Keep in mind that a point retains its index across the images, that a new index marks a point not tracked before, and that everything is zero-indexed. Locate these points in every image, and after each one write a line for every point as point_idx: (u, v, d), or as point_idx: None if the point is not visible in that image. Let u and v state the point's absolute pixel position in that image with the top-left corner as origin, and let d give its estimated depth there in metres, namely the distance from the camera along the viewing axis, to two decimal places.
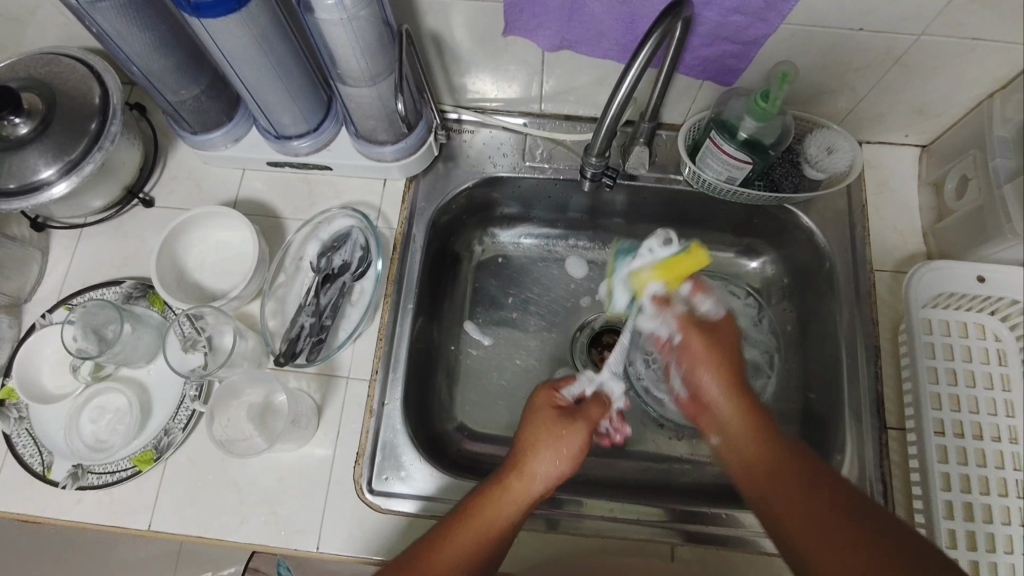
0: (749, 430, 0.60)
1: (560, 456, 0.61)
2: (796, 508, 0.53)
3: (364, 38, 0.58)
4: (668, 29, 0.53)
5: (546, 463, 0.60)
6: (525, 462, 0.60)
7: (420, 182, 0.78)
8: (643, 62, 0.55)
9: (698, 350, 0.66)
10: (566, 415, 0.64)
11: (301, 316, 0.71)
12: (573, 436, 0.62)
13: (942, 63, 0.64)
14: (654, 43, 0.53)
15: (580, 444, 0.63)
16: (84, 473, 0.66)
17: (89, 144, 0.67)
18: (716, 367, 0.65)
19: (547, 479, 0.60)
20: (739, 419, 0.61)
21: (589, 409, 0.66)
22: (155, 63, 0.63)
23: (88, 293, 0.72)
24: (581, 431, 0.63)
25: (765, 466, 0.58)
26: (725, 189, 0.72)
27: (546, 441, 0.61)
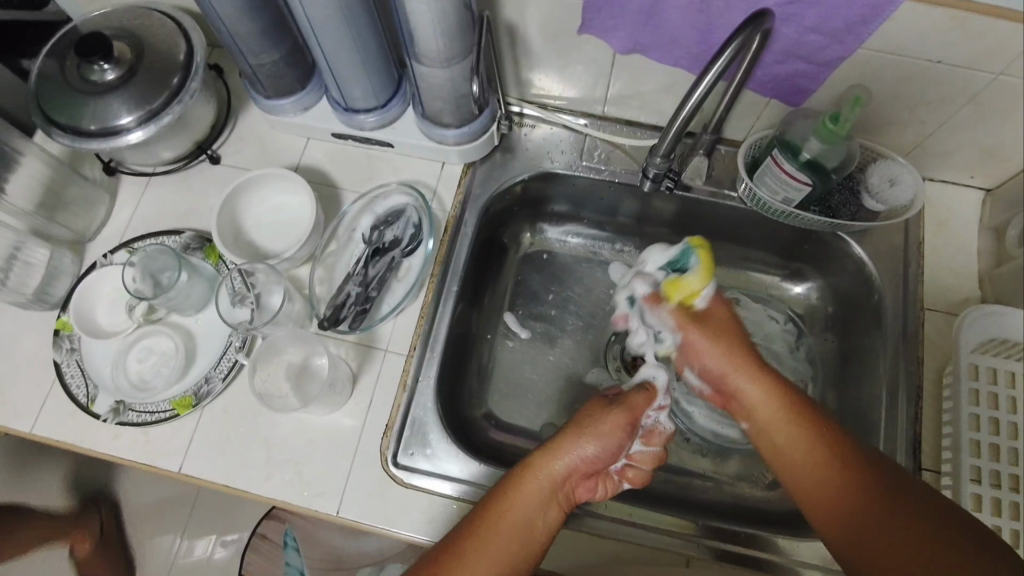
0: (791, 430, 0.59)
1: (590, 434, 0.60)
2: (857, 516, 0.52)
3: (446, 21, 0.59)
4: (748, 38, 0.53)
5: (577, 445, 0.59)
6: (545, 452, 0.59)
7: (477, 168, 0.79)
8: (716, 74, 0.55)
9: (703, 347, 0.66)
10: (608, 398, 0.64)
11: (348, 284, 0.72)
12: (608, 412, 0.62)
13: (1017, 106, 0.63)
14: (730, 53, 0.53)
15: (613, 420, 0.61)
16: (125, 409, 0.68)
17: (169, 97, 0.70)
18: (724, 351, 0.65)
19: (569, 460, 0.58)
20: (777, 415, 0.60)
21: (634, 395, 0.65)
22: (242, 26, 0.66)
23: (149, 240, 0.74)
24: (613, 416, 0.61)
25: (836, 490, 0.54)
26: (780, 211, 0.72)
27: (578, 425, 0.60)
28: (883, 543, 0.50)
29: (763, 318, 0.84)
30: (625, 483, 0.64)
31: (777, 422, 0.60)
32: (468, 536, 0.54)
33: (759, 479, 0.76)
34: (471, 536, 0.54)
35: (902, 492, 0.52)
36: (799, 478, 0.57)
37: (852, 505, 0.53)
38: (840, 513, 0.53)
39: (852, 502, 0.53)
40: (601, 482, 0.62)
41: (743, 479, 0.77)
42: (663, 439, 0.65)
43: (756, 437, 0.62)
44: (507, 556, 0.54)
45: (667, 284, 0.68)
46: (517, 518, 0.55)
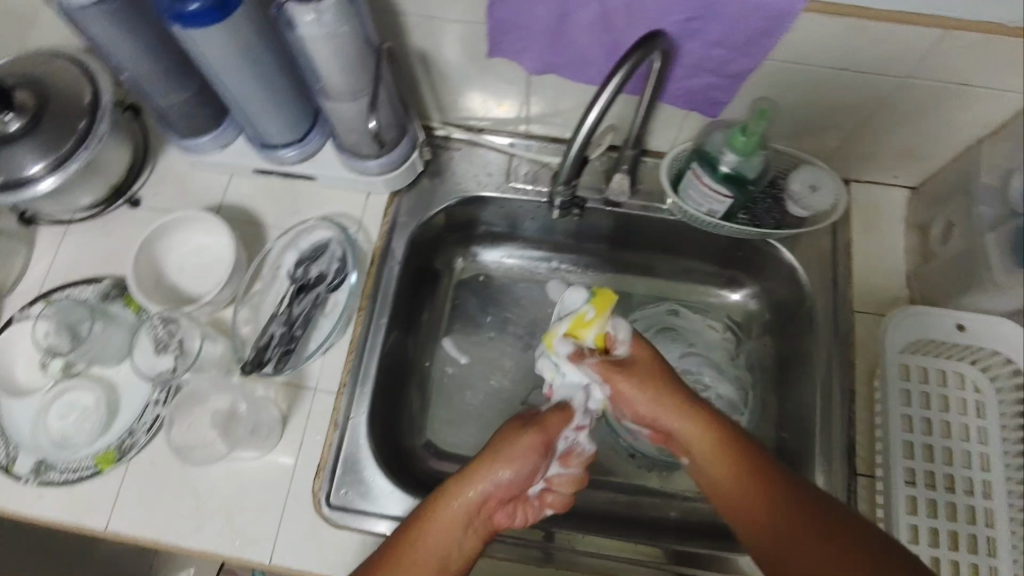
0: (730, 468, 0.55)
1: (503, 458, 0.58)
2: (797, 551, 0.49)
3: (346, 56, 0.58)
4: (644, 56, 0.52)
5: (491, 469, 0.57)
6: (459, 478, 0.57)
7: (403, 197, 0.78)
8: (615, 90, 0.53)
9: (630, 391, 0.62)
10: (524, 421, 0.63)
11: (272, 325, 0.70)
12: (525, 437, 0.60)
13: (928, 107, 0.63)
14: (627, 70, 0.52)
15: (528, 440, 0.60)
16: (47, 468, 0.66)
17: (77, 143, 0.68)
18: (651, 392, 0.61)
19: (485, 486, 0.57)
20: (712, 448, 0.57)
21: (549, 417, 0.64)
22: (145, 68, 0.64)
23: (66, 290, 0.72)
24: (526, 436, 0.60)
25: (772, 520, 0.51)
26: (706, 223, 0.72)
27: (492, 448, 0.59)
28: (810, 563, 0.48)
29: (702, 327, 0.84)
30: (545, 508, 0.63)
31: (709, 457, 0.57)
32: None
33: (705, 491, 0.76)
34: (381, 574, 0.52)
35: (811, 505, 0.51)
36: (740, 518, 0.54)
37: (774, 519, 0.51)
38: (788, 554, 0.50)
39: (794, 538, 0.50)
40: (519, 507, 0.61)
41: (691, 493, 0.76)
42: (582, 461, 0.65)
43: (699, 475, 0.59)
44: None
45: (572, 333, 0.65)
46: (432, 553, 0.54)
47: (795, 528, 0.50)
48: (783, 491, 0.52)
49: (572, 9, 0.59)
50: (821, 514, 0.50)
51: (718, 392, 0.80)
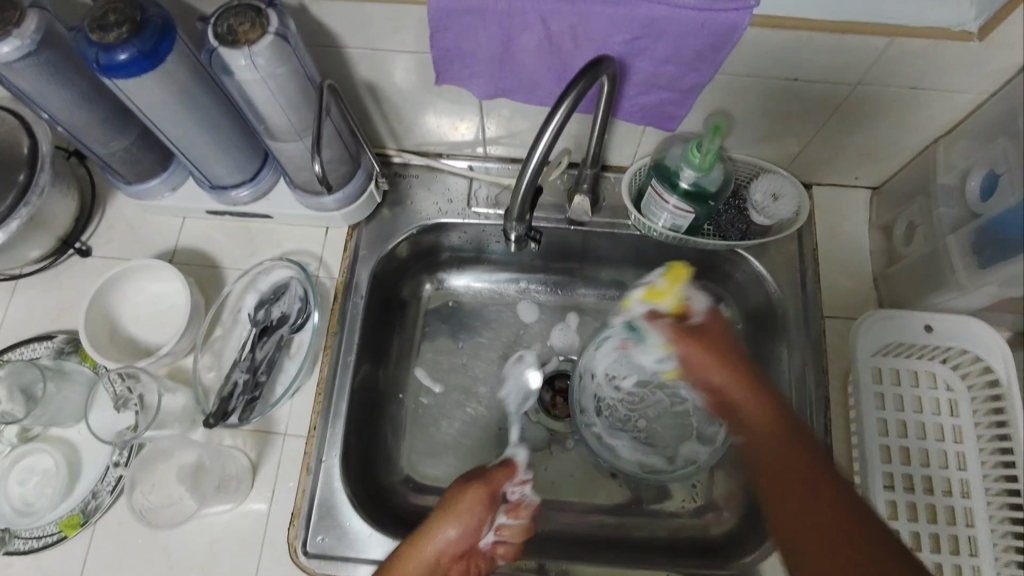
0: (770, 433, 0.60)
1: (452, 514, 0.61)
2: (807, 518, 0.54)
3: (286, 95, 0.56)
4: (593, 79, 0.50)
5: (443, 525, 0.60)
6: (416, 537, 0.59)
7: (364, 229, 0.76)
8: (565, 115, 0.50)
9: (697, 359, 0.67)
10: (471, 477, 0.66)
11: (234, 371, 0.68)
12: (471, 490, 0.63)
13: (882, 110, 0.63)
14: (577, 94, 0.49)
15: (475, 491, 0.63)
16: (10, 537, 0.64)
17: (17, 198, 0.66)
18: (723, 369, 0.66)
19: (439, 542, 0.59)
20: (767, 418, 0.61)
21: (495, 472, 0.68)
22: (79, 118, 0.62)
23: (18, 350, 0.70)
24: (474, 488, 0.63)
25: (797, 494, 0.55)
26: (671, 236, 0.71)
27: (443, 506, 0.62)
28: (834, 540, 0.51)
29: None
30: (498, 560, 0.64)
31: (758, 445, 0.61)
32: None
33: (689, 505, 0.75)
34: None
35: (829, 481, 0.55)
36: (769, 486, 0.58)
37: (804, 493, 0.55)
38: (798, 527, 0.54)
39: (817, 516, 0.53)
40: (476, 562, 0.62)
41: (675, 509, 0.75)
42: (528, 511, 0.69)
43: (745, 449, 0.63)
44: None
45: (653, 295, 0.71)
46: None
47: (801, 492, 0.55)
48: (795, 463, 0.57)
49: (516, 35, 0.57)
50: (822, 477, 0.55)
51: (696, 404, 0.79)
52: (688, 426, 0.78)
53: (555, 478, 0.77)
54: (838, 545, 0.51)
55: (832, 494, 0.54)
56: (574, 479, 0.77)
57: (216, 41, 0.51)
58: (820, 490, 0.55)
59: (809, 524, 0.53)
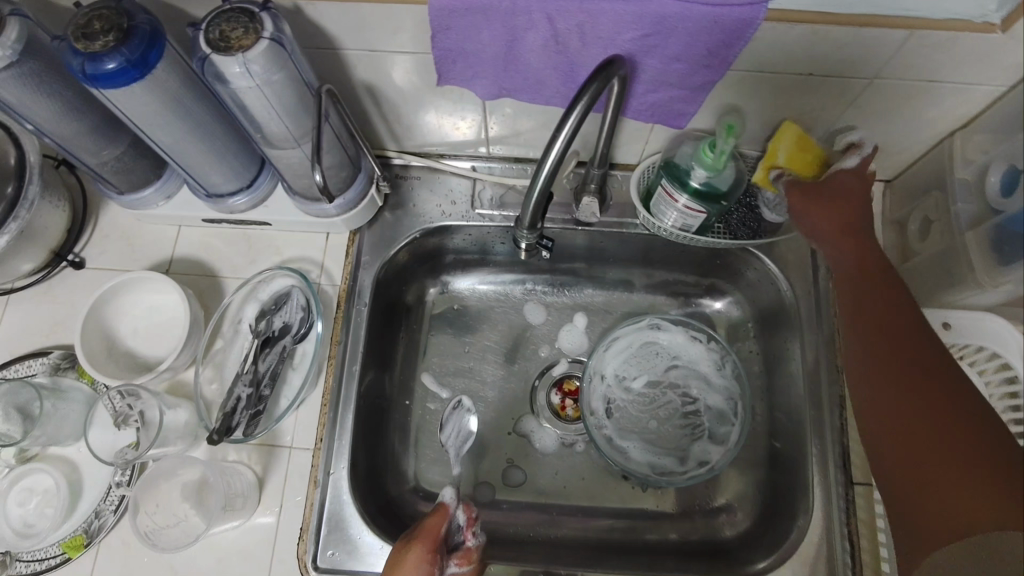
0: (866, 290, 0.57)
1: None
2: (908, 413, 0.48)
3: (283, 102, 0.54)
4: (603, 85, 0.48)
5: None
6: None
7: (366, 234, 0.75)
8: (576, 123, 0.49)
9: (812, 204, 0.61)
10: (406, 538, 0.60)
11: (236, 386, 0.66)
12: (408, 555, 0.57)
13: (897, 104, 0.61)
14: (588, 101, 0.48)
15: (414, 561, 0.57)
16: (12, 561, 0.62)
17: (5, 212, 0.63)
18: (835, 210, 0.61)
19: None
20: (879, 287, 0.56)
21: (429, 521, 0.62)
22: (67, 129, 0.59)
23: (12, 367, 0.68)
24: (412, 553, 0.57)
25: (893, 365, 0.51)
26: (681, 236, 0.70)
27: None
28: (903, 420, 0.49)
29: (684, 340, 0.80)
30: None
31: (848, 281, 0.59)
32: None
33: (703, 508, 0.74)
34: None
35: (942, 367, 0.49)
36: (867, 342, 0.54)
37: (900, 363, 0.51)
38: (886, 409, 0.50)
39: (885, 383, 0.51)
40: None
41: (688, 512, 0.74)
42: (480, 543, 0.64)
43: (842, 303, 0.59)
44: None
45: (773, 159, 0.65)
46: None
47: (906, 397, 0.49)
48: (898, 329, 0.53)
49: (520, 34, 0.55)
50: (938, 377, 0.49)
51: (708, 403, 0.78)
52: (700, 427, 0.77)
53: (566, 483, 0.76)
54: (932, 432, 0.47)
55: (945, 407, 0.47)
56: (585, 483, 0.76)
57: (208, 48, 0.49)
58: (937, 403, 0.48)
59: (887, 399, 0.50)
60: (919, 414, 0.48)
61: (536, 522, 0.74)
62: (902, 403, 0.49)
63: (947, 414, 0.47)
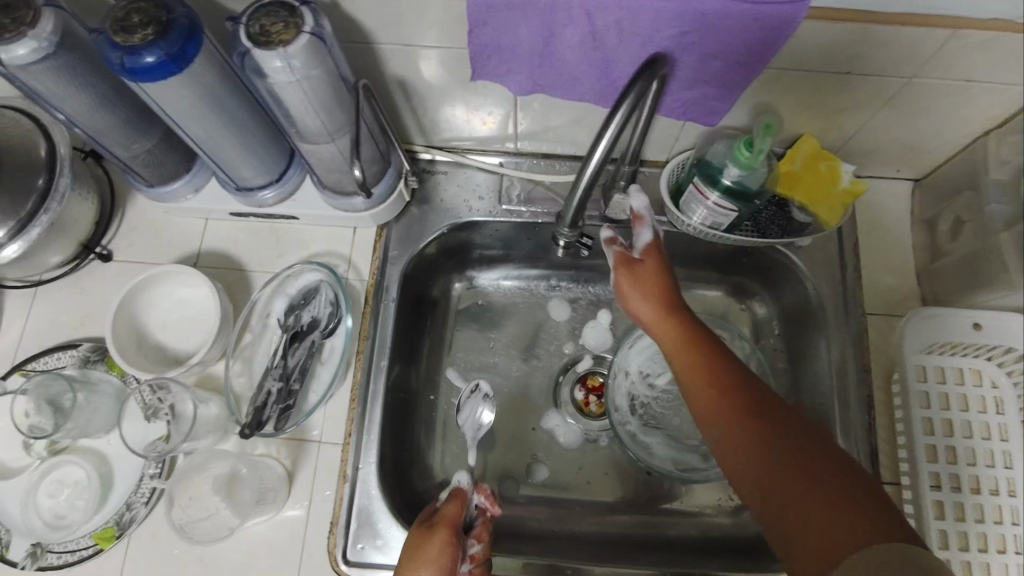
0: (697, 360, 0.56)
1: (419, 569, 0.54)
2: (770, 467, 0.48)
3: (320, 97, 0.54)
4: (643, 90, 0.47)
5: None
6: None
7: (393, 228, 0.74)
8: (617, 127, 0.49)
9: (633, 289, 0.62)
10: (425, 522, 0.58)
11: (267, 381, 0.67)
12: (430, 542, 0.56)
13: (933, 104, 0.61)
14: (628, 105, 0.47)
15: (432, 541, 0.56)
16: (44, 551, 0.62)
17: (37, 204, 0.64)
18: (650, 293, 0.62)
19: None
20: (683, 349, 0.58)
21: (447, 507, 0.60)
22: (99, 121, 0.59)
23: (43, 358, 0.68)
24: (436, 540, 0.56)
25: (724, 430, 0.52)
26: (709, 233, 0.69)
27: (408, 563, 0.55)
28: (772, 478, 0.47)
29: None
30: None
31: (680, 364, 0.58)
32: None
33: (727, 506, 0.74)
34: None
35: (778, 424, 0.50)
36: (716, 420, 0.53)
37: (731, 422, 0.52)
38: (761, 474, 0.48)
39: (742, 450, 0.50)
40: None
41: (711, 509, 0.74)
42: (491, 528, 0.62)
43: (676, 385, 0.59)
44: None
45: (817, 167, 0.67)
46: None
47: (745, 429, 0.51)
48: (715, 371, 0.55)
49: (557, 30, 0.55)
50: (794, 430, 0.49)
51: None
52: None
53: (591, 479, 0.76)
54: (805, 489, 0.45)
55: (804, 445, 0.48)
56: (608, 479, 0.76)
57: (250, 42, 0.48)
58: (786, 453, 0.48)
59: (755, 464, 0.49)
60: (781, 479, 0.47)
61: (559, 518, 0.74)
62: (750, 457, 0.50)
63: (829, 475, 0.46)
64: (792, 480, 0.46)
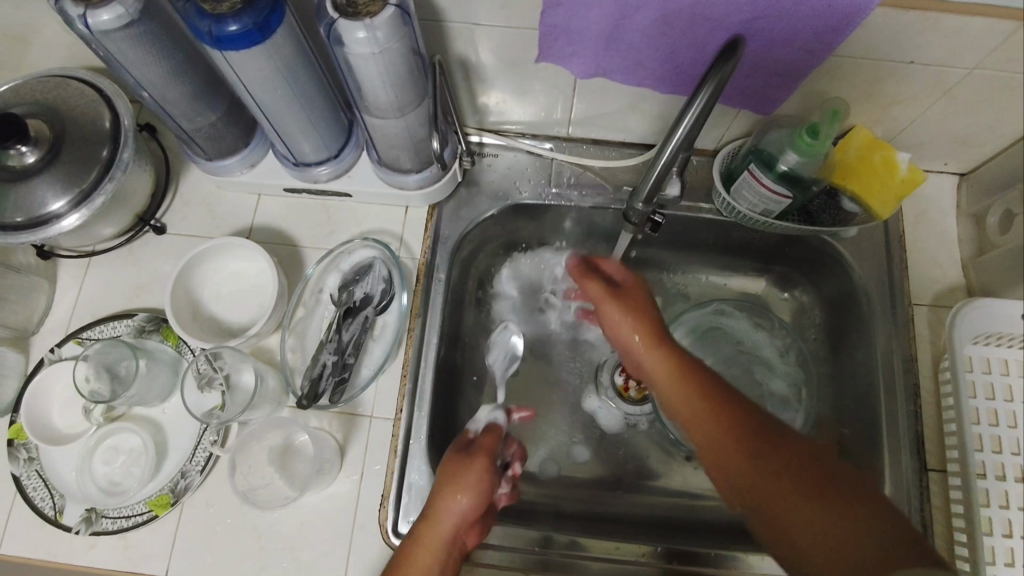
0: (676, 379, 0.59)
1: (456, 487, 0.56)
2: (756, 478, 0.51)
3: (395, 71, 0.55)
4: (716, 86, 0.47)
5: (447, 499, 0.56)
6: (426, 516, 0.56)
7: (444, 208, 0.75)
8: (690, 122, 0.50)
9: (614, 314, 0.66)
10: (462, 450, 0.60)
11: (322, 354, 0.67)
12: (469, 466, 0.58)
13: (990, 98, 0.62)
14: (701, 102, 0.48)
15: (475, 468, 0.58)
16: (98, 517, 0.63)
17: (101, 173, 0.64)
18: (627, 318, 0.64)
19: (450, 519, 0.55)
20: (663, 368, 0.60)
21: (485, 438, 0.62)
22: (169, 91, 0.60)
23: (99, 327, 0.69)
24: (479, 466, 0.58)
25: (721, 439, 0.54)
26: (760, 221, 0.71)
27: (443, 481, 0.57)
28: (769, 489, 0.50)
29: (748, 327, 0.82)
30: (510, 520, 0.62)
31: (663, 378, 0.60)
32: None
33: None
34: None
35: (747, 415, 0.54)
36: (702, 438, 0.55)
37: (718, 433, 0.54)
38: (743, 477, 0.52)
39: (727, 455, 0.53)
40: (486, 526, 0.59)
41: None
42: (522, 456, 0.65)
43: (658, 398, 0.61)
44: None
45: (867, 160, 0.67)
46: None
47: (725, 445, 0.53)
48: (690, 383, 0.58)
49: (629, 13, 0.55)
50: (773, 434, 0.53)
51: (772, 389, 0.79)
52: None
53: (632, 462, 0.77)
54: (801, 497, 0.49)
55: (781, 448, 0.52)
56: (648, 463, 0.77)
57: (336, 13, 0.50)
58: (772, 456, 0.51)
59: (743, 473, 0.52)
60: (773, 484, 0.50)
61: (600, 499, 0.75)
62: (743, 470, 0.52)
63: (799, 470, 0.50)
64: (794, 493, 0.49)
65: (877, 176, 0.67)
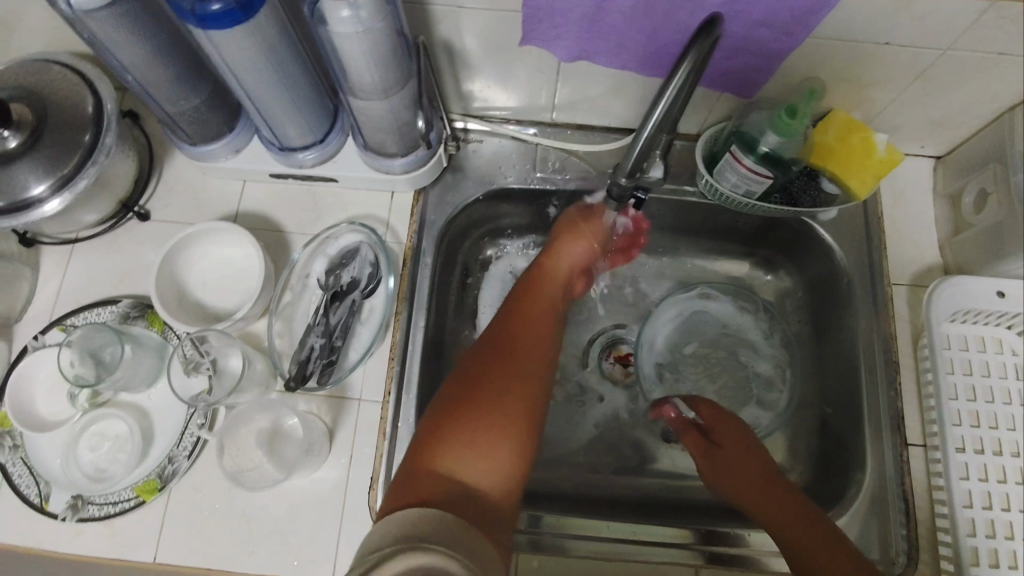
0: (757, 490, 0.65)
1: (572, 242, 0.74)
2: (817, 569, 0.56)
3: (378, 52, 0.55)
4: (698, 58, 0.49)
5: (567, 248, 0.74)
6: (547, 257, 0.74)
7: (430, 193, 0.75)
8: (673, 92, 0.51)
9: (720, 424, 0.71)
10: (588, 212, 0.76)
11: (310, 337, 0.67)
12: (583, 231, 0.74)
13: (965, 78, 0.63)
14: (683, 73, 0.49)
15: (585, 232, 0.74)
16: (85, 503, 0.63)
17: (82, 158, 0.64)
18: (724, 429, 0.70)
19: (563, 262, 0.74)
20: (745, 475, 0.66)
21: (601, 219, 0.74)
22: (152, 74, 0.60)
23: (84, 314, 0.69)
24: (589, 234, 0.74)
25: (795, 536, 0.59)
26: (742, 202, 0.72)
27: (564, 236, 0.74)
28: None
29: (731, 310, 0.83)
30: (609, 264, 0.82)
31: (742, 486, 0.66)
32: (444, 423, 0.58)
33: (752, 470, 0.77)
34: (449, 413, 0.59)
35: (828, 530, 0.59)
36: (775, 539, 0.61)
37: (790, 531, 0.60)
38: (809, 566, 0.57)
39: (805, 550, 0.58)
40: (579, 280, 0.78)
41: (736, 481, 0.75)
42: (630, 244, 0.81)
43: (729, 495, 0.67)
44: (469, 448, 0.56)
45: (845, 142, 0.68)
46: (494, 409, 0.60)
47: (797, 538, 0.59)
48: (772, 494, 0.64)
49: None
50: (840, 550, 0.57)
51: (757, 371, 0.81)
52: (748, 393, 0.80)
53: (618, 444, 0.78)
54: None
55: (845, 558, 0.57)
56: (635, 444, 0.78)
57: None
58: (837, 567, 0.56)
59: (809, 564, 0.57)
60: None
61: (589, 482, 0.76)
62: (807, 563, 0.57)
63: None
64: None
65: (855, 157, 0.68)
